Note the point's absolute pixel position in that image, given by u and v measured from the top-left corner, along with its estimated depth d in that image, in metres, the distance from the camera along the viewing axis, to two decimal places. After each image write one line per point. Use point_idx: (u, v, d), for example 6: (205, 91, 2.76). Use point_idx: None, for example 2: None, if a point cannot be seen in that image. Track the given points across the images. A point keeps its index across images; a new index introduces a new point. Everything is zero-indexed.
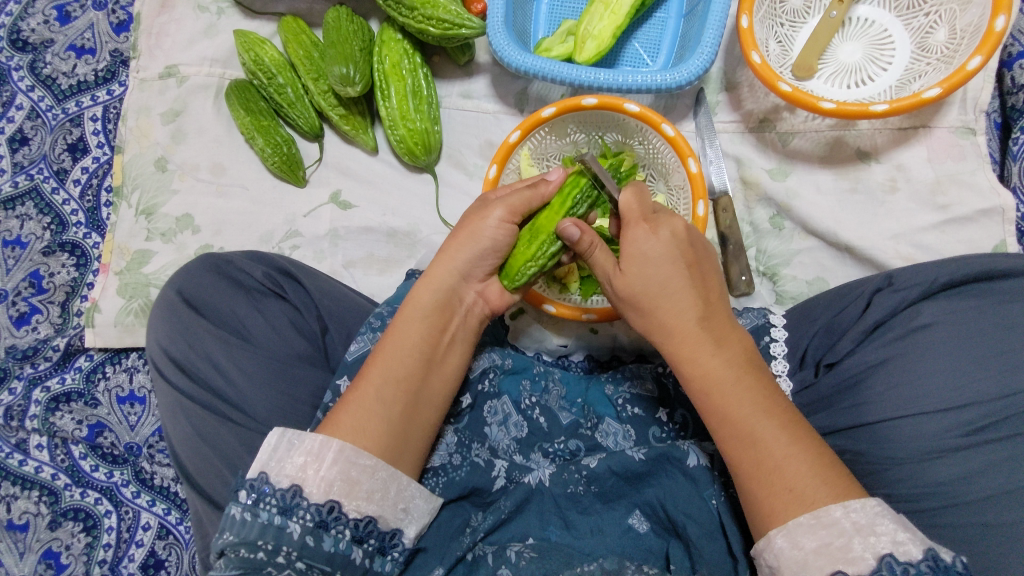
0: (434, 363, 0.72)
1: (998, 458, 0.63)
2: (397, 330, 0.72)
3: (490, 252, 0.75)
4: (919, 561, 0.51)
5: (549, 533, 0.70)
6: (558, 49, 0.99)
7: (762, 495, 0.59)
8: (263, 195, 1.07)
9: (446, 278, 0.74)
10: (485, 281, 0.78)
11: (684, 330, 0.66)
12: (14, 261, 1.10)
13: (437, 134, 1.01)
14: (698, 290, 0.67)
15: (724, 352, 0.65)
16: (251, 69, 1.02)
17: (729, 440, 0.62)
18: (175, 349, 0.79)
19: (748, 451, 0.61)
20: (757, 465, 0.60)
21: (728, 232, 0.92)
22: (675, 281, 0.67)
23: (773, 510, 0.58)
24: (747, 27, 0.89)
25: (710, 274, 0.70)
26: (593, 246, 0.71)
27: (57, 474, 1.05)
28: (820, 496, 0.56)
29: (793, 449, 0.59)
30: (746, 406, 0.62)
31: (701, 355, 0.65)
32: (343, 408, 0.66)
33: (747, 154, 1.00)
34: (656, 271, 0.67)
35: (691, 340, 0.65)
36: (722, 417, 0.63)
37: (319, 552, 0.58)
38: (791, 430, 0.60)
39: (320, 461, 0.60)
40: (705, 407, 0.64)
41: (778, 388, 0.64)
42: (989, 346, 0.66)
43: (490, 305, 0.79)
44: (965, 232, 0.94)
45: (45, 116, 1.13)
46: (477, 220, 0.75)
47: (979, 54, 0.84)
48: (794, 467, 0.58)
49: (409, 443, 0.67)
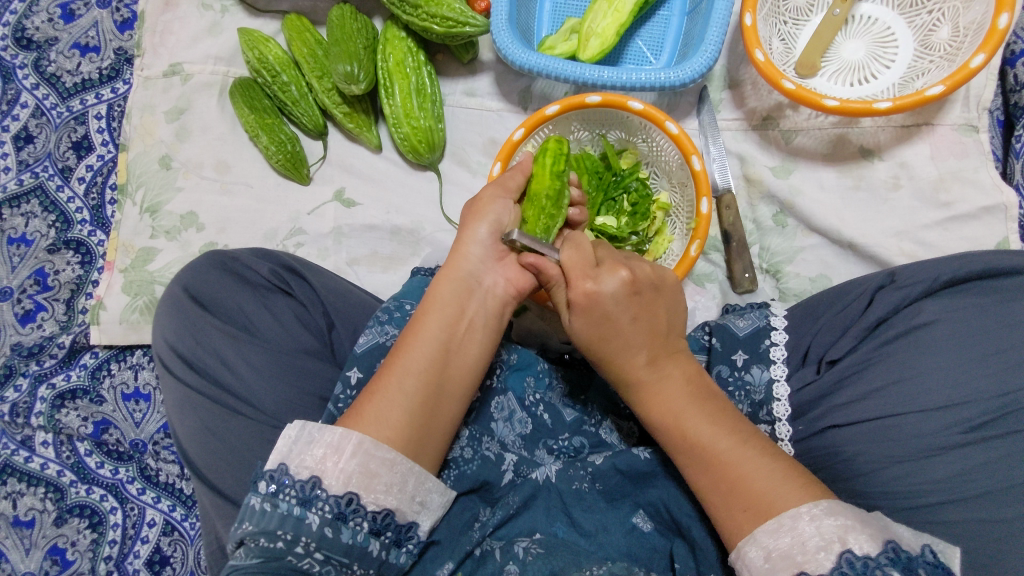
0: (453, 351, 0.71)
1: (997, 456, 0.63)
2: (418, 320, 0.72)
3: (499, 228, 0.75)
4: (878, 554, 0.51)
5: (556, 530, 0.71)
6: (563, 46, 0.99)
7: (726, 512, 0.60)
8: (267, 192, 1.07)
9: (464, 263, 0.74)
10: (503, 262, 0.76)
11: (634, 371, 0.67)
12: (19, 258, 1.11)
13: (440, 131, 1.02)
14: (646, 327, 0.68)
15: (676, 388, 0.66)
16: (255, 67, 1.02)
17: (688, 467, 0.64)
18: (182, 345, 0.79)
19: (705, 478, 0.62)
20: (716, 484, 0.61)
21: (732, 230, 0.93)
22: (619, 325, 0.67)
23: (736, 526, 0.59)
24: (750, 25, 0.90)
25: (657, 310, 0.69)
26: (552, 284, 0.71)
27: (63, 471, 1.05)
28: (786, 501, 0.57)
29: (751, 468, 0.60)
30: (700, 436, 0.63)
31: (655, 393, 0.67)
32: (369, 399, 0.66)
33: (750, 152, 1.01)
34: (600, 318, 0.67)
35: (641, 379, 0.67)
36: (678, 448, 0.65)
37: (337, 544, 0.59)
38: (743, 450, 0.61)
39: (340, 454, 0.61)
40: (666, 440, 0.66)
41: (733, 411, 0.65)
42: (991, 343, 0.66)
43: (515, 286, 0.76)
44: (967, 230, 0.94)
45: (50, 115, 1.13)
46: (478, 205, 0.76)
47: (982, 52, 0.84)
48: (749, 484, 0.59)
49: (432, 433, 0.68)
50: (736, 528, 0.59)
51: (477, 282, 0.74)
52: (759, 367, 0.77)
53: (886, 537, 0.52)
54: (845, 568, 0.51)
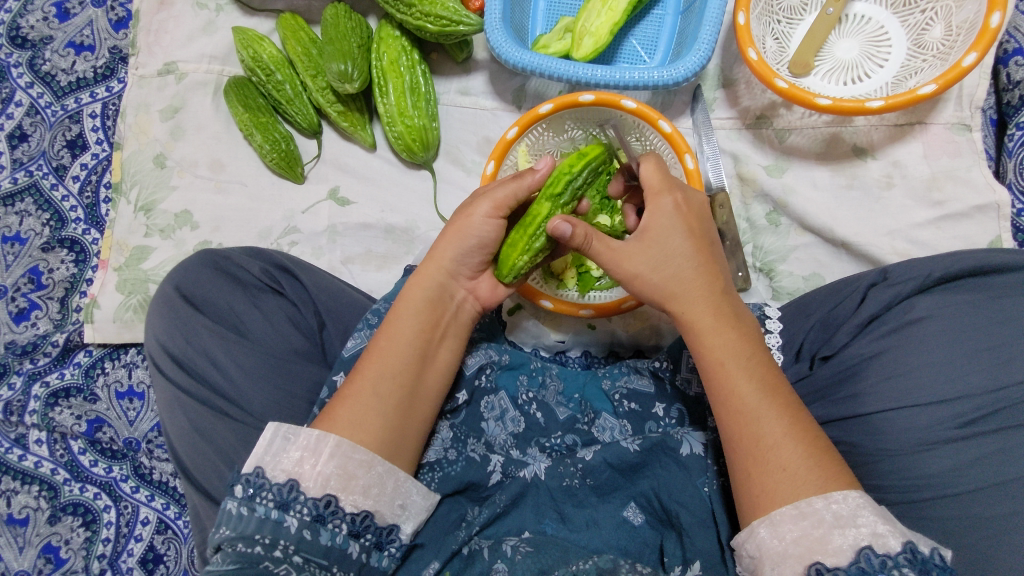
0: (429, 358, 0.72)
1: (987, 452, 0.63)
2: (391, 324, 0.72)
3: (477, 249, 0.77)
4: (894, 553, 0.52)
5: (544, 527, 0.72)
6: (557, 45, 0.99)
7: (758, 477, 0.59)
8: (262, 191, 1.07)
9: (436, 274, 0.76)
10: (473, 279, 0.79)
11: (703, 309, 0.67)
12: (13, 257, 1.11)
13: (435, 130, 1.01)
14: (710, 272, 0.69)
15: (734, 336, 0.66)
16: (250, 66, 1.02)
17: (731, 415, 0.63)
18: (173, 344, 0.79)
19: (747, 432, 0.61)
20: (755, 442, 0.60)
21: (726, 229, 0.90)
22: (686, 264, 0.68)
23: (765, 490, 0.58)
24: (744, 24, 0.90)
25: (719, 262, 0.71)
26: (587, 238, 0.70)
27: (57, 469, 1.05)
28: (812, 478, 0.57)
29: (788, 436, 0.60)
30: (751, 385, 0.63)
31: (714, 335, 0.66)
32: (341, 402, 0.66)
33: (744, 150, 1.01)
34: (674, 256, 0.69)
35: (706, 322, 0.66)
36: (726, 394, 0.63)
37: (315, 546, 0.59)
38: (790, 412, 0.61)
39: (317, 456, 0.61)
40: (713, 382, 0.65)
41: (781, 373, 0.65)
42: (980, 341, 0.66)
43: (481, 302, 0.80)
44: (960, 228, 0.94)
45: (45, 113, 1.14)
46: (462, 219, 0.76)
47: (974, 51, 0.84)
48: (789, 446, 0.59)
49: (405, 440, 0.68)
50: (770, 492, 0.58)
51: (450, 295, 0.76)
52: None
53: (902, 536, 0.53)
54: (864, 563, 0.52)
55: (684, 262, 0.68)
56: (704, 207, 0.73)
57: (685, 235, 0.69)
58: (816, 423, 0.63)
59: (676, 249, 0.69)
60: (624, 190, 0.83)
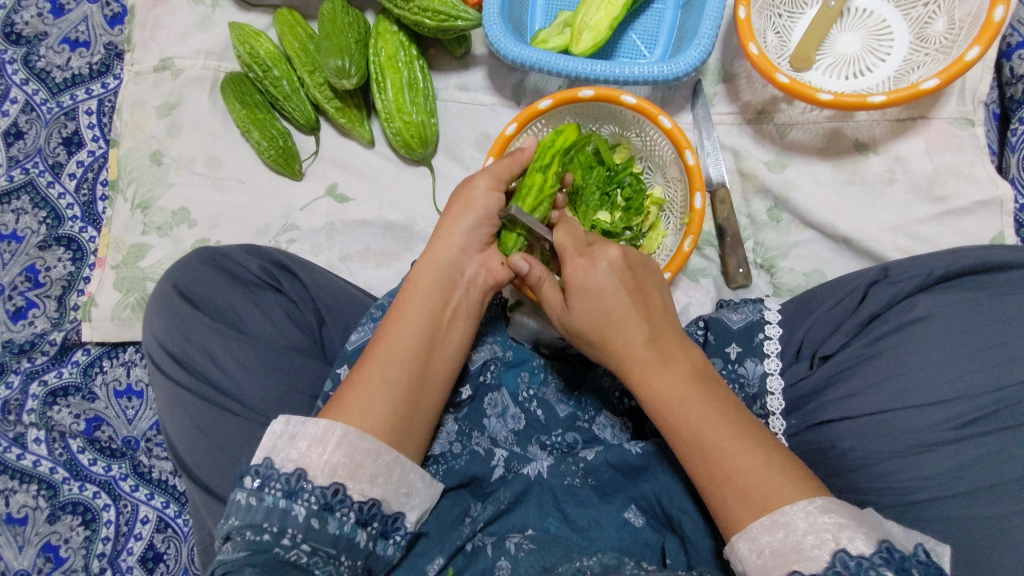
0: (437, 342, 0.72)
1: (987, 453, 0.63)
2: (400, 310, 0.72)
3: (485, 222, 0.77)
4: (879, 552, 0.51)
5: (548, 525, 0.71)
6: (556, 40, 0.98)
7: (720, 501, 0.60)
8: (259, 188, 1.07)
9: (445, 253, 0.75)
10: (485, 252, 0.78)
11: (634, 354, 0.67)
12: (10, 255, 1.10)
13: (433, 126, 1.01)
14: (639, 314, 0.68)
15: (676, 378, 0.65)
16: (247, 61, 1.01)
17: (687, 457, 0.62)
18: (171, 342, 0.79)
19: (703, 471, 0.61)
20: (713, 479, 0.60)
21: (726, 224, 0.93)
22: (613, 310, 0.68)
23: (733, 520, 0.58)
24: (744, 19, 0.89)
25: (652, 298, 0.70)
26: (542, 280, 0.74)
27: (56, 468, 1.04)
28: (785, 496, 0.56)
29: (744, 455, 0.59)
30: (699, 420, 0.62)
31: (653, 382, 0.66)
32: (350, 389, 0.66)
33: (744, 146, 1.00)
34: (601, 302, 0.69)
35: (639, 366, 0.67)
36: (677, 435, 0.63)
37: (324, 534, 0.59)
38: (741, 442, 0.60)
39: (324, 445, 0.61)
40: (663, 430, 0.65)
41: (732, 402, 0.64)
42: (982, 339, 0.66)
43: (493, 277, 0.79)
44: (962, 224, 0.94)
45: (40, 110, 1.13)
46: (465, 192, 0.76)
47: (977, 45, 0.83)
48: (746, 476, 0.58)
49: (415, 426, 0.68)
50: (735, 523, 0.58)
51: (459, 273, 0.76)
52: (753, 359, 0.76)
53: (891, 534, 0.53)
54: (840, 567, 0.51)
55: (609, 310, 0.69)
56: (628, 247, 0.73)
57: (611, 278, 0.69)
58: (781, 446, 0.61)
59: (604, 295, 0.69)
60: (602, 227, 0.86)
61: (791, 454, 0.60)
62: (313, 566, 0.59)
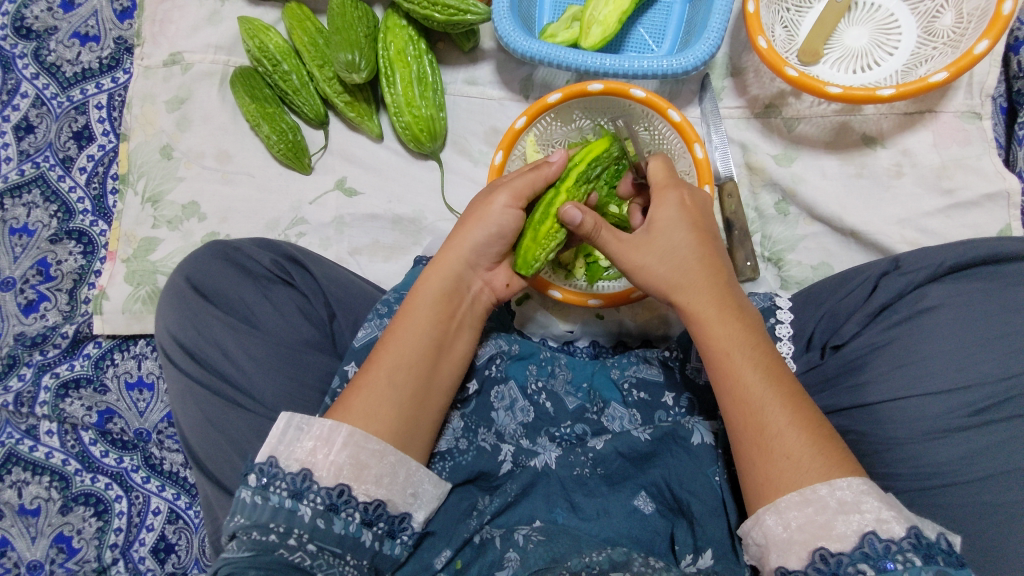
0: (446, 348, 0.73)
1: (998, 440, 0.64)
2: (406, 315, 0.73)
3: (496, 238, 0.77)
4: (900, 538, 0.52)
5: (555, 516, 0.71)
6: (564, 34, 0.98)
7: (761, 455, 0.60)
8: (269, 182, 1.07)
9: (455, 263, 0.76)
10: (491, 269, 0.80)
11: (703, 295, 0.68)
12: (21, 248, 1.10)
13: (442, 120, 1.01)
14: (712, 262, 0.70)
15: (740, 326, 0.66)
16: (256, 56, 1.02)
17: (736, 402, 0.63)
18: (185, 335, 0.79)
19: (753, 420, 0.61)
20: (759, 430, 0.61)
21: (733, 218, 0.92)
22: (687, 256, 0.70)
23: (770, 479, 0.59)
24: (753, 12, 0.90)
25: (722, 255, 0.72)
26: (597, 228, 0.71)
27: (68, 460, 1.05)
28: (815, 468, 0.57)
29: (789, 412, 0.61)
30: (753, 371, 0.63)
31: (716, 323, 0.66)
32: (355, 392, 0.67)
33: (752, 140, 1.00)
34: (675, 242, 0.71)
35: (705, 307, 0.67)
36: (731, 380, 0.64)
37: (329, 534, 0.60)
38: (791, 401, 0.61)
39: (330, 446, 0.62)
40: (715, 370, 0.66)
41: (784, 362, 0.65)
42: (993, 329, 0.66)
43: (496, 294, 0.81)
44: (969, 217, 0.94)
45: (51, 104, 1.13)
46: (483, 206, 0.77)
47: (986, 38, 0.84)
48: (792, 435, 0.59)
49: (419, 427, 0.69)
50: (775, 480, 0.59)
51: (466, 286, 0.77)
52: None
53: (912, 522, 0.54)
54: (867, 548, 0.53)
55: (684, 254, 0.70)
56: (705, 203, 0.76)
57: (691, 230, 0.71)
58: (824, 418, 0.62)
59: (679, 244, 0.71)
60: (633, 188, 0.83)
61: (826, 422, 0.62)
62: (317, 569, 0.58)
